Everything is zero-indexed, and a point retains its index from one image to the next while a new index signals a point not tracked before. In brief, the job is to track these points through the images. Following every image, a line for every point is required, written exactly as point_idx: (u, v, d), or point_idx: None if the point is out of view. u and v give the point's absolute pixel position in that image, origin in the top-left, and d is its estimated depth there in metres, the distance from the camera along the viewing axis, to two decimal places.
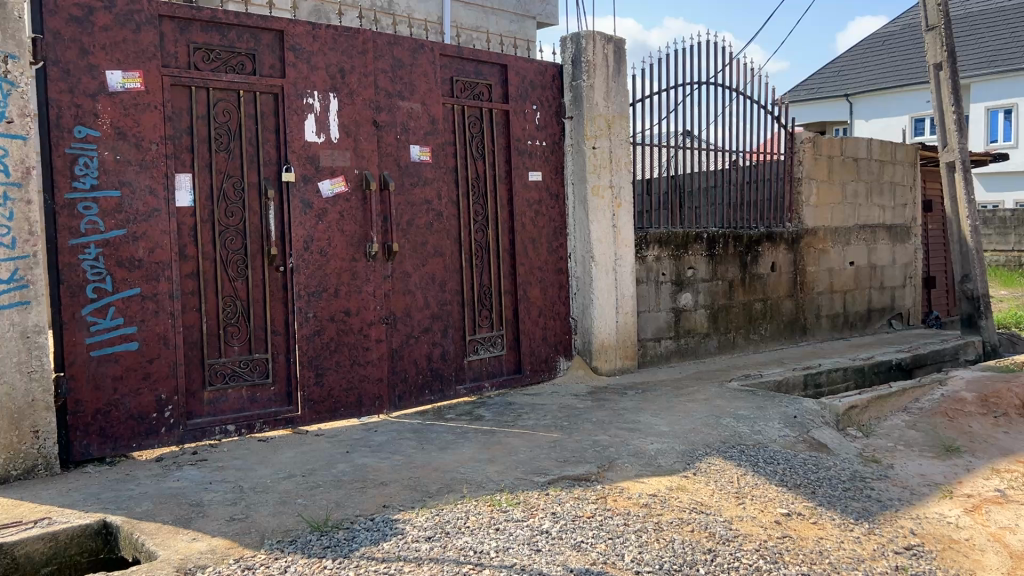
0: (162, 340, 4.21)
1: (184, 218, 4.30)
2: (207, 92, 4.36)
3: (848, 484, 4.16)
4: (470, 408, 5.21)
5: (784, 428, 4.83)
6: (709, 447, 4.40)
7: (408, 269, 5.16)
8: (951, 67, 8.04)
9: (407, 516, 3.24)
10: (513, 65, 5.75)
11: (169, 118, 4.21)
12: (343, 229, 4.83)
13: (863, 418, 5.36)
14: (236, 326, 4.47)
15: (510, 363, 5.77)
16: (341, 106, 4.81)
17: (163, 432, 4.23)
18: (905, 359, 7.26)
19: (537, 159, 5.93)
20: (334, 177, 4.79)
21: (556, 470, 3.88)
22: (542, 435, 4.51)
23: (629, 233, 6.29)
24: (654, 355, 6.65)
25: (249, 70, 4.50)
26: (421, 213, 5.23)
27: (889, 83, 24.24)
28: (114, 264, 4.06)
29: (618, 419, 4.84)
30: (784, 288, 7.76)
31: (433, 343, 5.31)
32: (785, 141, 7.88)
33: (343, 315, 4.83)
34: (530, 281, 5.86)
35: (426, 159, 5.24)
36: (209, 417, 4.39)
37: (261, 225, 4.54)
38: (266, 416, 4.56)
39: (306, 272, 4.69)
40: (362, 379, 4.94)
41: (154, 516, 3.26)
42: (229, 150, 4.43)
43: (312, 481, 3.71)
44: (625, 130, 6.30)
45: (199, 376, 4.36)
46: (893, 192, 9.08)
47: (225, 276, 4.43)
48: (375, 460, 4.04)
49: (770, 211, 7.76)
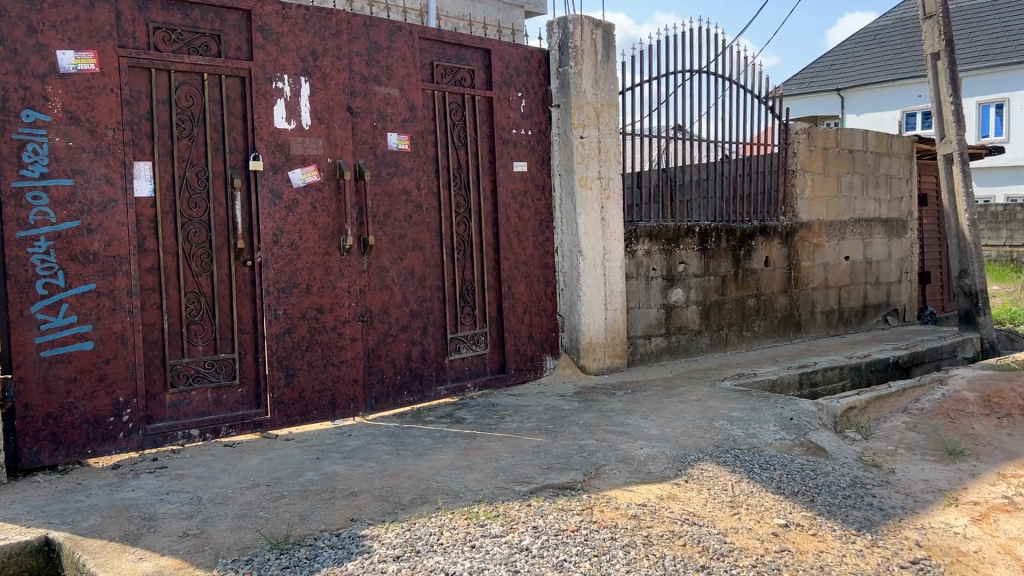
0: (121, 340, 3.94)
1: (143, 209, 4.03)
2: (168, 75, 4.09)
3: (848, 491, 3.94)
4: (451, 410, 4.95)
5: (780, 431, 4.59)
6: (701, 452, 4.16)
7: (385, 264, 4.89)
8: (949, 56, 7.83)
9: (375, 531, 2.99)
10: (497, 50, 5.50)
11: (126, 102, 3.94)
12: (315, 221, 4.56)
13: (862, 419, 5.14)
14: (200, 324, 4.20)
15: (493, 363, 5.53)
16: (313, 91, 4.54)
17: (121, 437, 3.97)
18: (902, 357, 7.05)
19: (522, 149, 5.67)
20: (306, 165, 4.52)
21: (539, 478, 3.64)
22: (525, 440, 4.26)
23: (618, 226, 6.04)
24: (644, 353, 6.41)
25: (214, 52, 4.23)
26: (399, 205, 4.97)
27: (882, 77, 24.08)
28: (67, 258, 3.80)
29: (606, 421, 4.60)
30: (778, 284, 7.53)
31: (413, 342, 5.05)
32: (780, 132, 7.64)
33: (315, 312, 4.57)
34: (515, 277, 5.61)
35: (404, 148, 4.98)
36: (170, 421, 4.13)
37: (227, 216, 4.28)
38: (232, 419, 4.31)
39: (276, 267, 4.42)
40: (336, 379, 4.68)
41: (101, 532, 3.00)
42: (192, 137, 4.17)
43: (275, 492, 3.45)
44: (614, 120, 6.04)
45: (160, 377, 4.10)
46: (889, 185, 8.87)
47: (188, 271, 4.16)
48: (346, 468, 3.78)
49: (764, 205, 7.53)
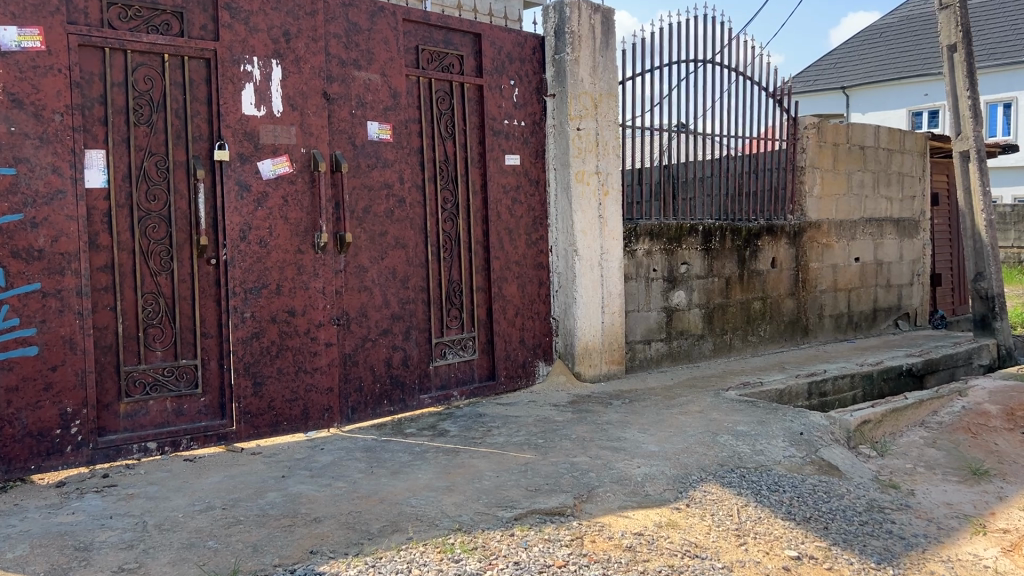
0: (68, 344, 3.59)
1: (95, 202, 3.68)
2: (125, 55, 3.73)
3: (865, 517, 3.59)
4: (434, 421, 4.59)
5: (789, 448, 4.23)
6: (704, 472, 3.81)
7: (364, 263, 4.54)
8: (966, 48, 7.48)
9: (335, 568, 2.65)
10: (488, 34, 5.15)
11: (76, 85, 3.59)
12: (288, 216, 4.21)
13: (877, 434, 4.79)
14: (159, 328, 3.86)
15: (482, 369, 5.19)
16: (285, 75, 4.18)
17: (69, 452, 3.62)
18: (916, 365, 6.69)
19: (514, 141, 5.33)
20: (277, 156, 4.17)
21: (524, 503, 3.28)
22: (512, 456, 3.90)
23: (617, 224, 5.68)
24: (643, 359, 6.04)
25: (175, 31, 3.87)
26: (380, 199, 4.61)
27: (887, 74, 23.65)
28: (8, 255, 3.45)
29: (601, 436, 4.24)
30: (785, 286, 7.17)
31: (394, 347, 4.70)
32: (788, 127, 7.29)
33: (286, 315, 4.22)
34: (506, 277, 5.27)
35: (386, 138, 4.63)
36: (124, 433, 3.78)
37: (189, 210, 3.93)
38: (194, 431, 3.96)
39: (243, 266, 4.07)
40: (309, 388, 4.33)
41: (25, 565, 2.65)
42: (151, 123, 3.81)
43: (230, 517, 3.10)
44: (614, 111, 5.67)
45: (114, 386, 3.75)
46: (901, 183, 8.50)
47: (146, 270, 3.81)
48: (312, 489, 3.43)
49: (771, 203, 7.18)
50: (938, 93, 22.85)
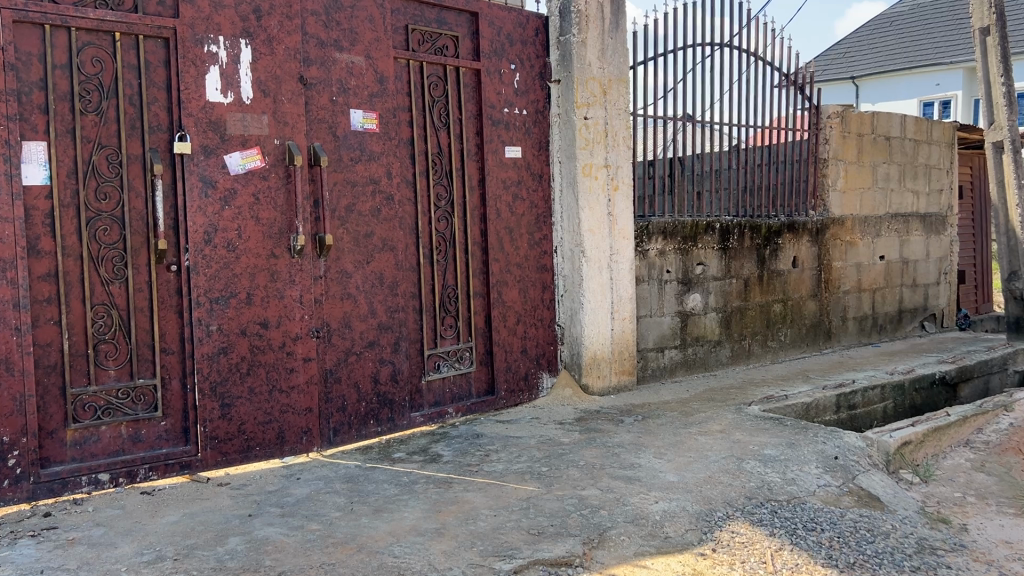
0: (4, 366, 3.14)
1: (33, 201, 3.21)
2: (69, 34, 3.27)
3: (917, 562, 3.11)
4: (427, 443, 4.14)
5: (824, 476, 3.76)
6: (730, 507, 3.34)
7: (349, 268, 4.08)
8: (1000, 31, 6.99)
9: None
10: (485, 13, 4.68)
11: (11, 67, 3.12)
12: (261, 217, 3.75)
13: (918, 457, 4.32)
14: (111, 344, 3.40)
15: (479, 384, 4.74)
16: (256, 57, 3.72)
17: (6, 488, 3.17)
18: (949, 372, 6.21)
19: (515, 131, 4.85)
20: (246, 148, 3.70)
21: (525, 551, 2.82)
22: (512, 489, 3.44)
23: (627, 222, 5.21)
24: (656, 368, 5.58)
25: (128, 6, 3.39)
26: (365, 196, 4.15)
27: (896, 65, 23.01)
28: None
29: (611, 462, 3.78)
30: (806, 287, 6.68)
31: (381, 361, 4.24)
32: (809, 117, 6.80)
33: (258, 328, 3.76)
34: (506, 281, 4.81)
35: (371, 128, 4.16)
36: (71, 464, 3.33)
37: (146, 211, 3.47)
38: (153, 461, 3.51)
39: (208, 273, 3.60)
40: (285, 409, 3.87)
41: None
42: (101, 112, 3.34)
43: (179, 572, 2.63)
44: (625, 97, 5.18)
45: (60, 411, 3.29)
46: (928, 176, 8.00)
47: (95, 278, 3.35)
48: (281, 532, 2.97)
49: (792, 198, 6.70)
50: (953, 83, 22.14)
